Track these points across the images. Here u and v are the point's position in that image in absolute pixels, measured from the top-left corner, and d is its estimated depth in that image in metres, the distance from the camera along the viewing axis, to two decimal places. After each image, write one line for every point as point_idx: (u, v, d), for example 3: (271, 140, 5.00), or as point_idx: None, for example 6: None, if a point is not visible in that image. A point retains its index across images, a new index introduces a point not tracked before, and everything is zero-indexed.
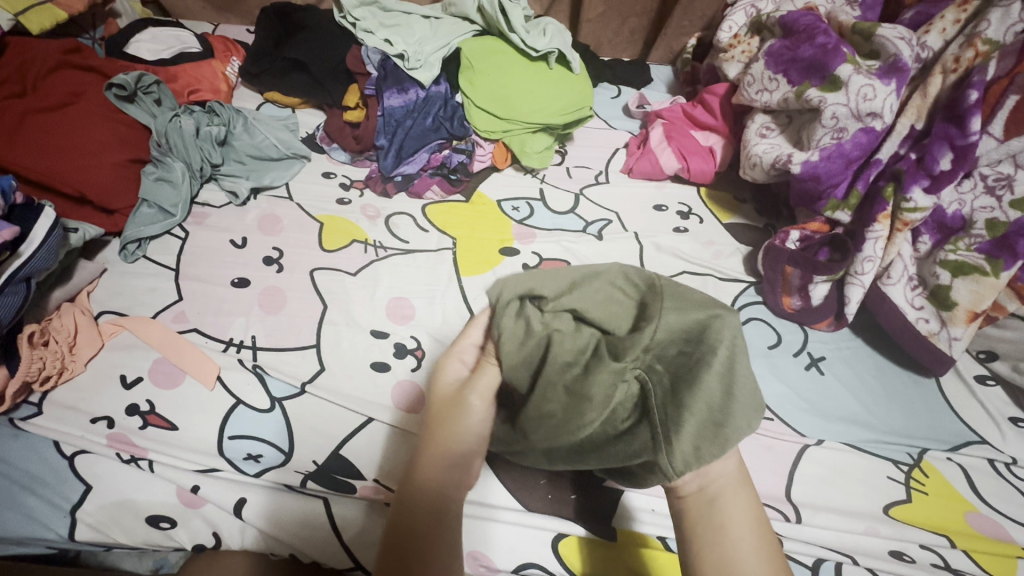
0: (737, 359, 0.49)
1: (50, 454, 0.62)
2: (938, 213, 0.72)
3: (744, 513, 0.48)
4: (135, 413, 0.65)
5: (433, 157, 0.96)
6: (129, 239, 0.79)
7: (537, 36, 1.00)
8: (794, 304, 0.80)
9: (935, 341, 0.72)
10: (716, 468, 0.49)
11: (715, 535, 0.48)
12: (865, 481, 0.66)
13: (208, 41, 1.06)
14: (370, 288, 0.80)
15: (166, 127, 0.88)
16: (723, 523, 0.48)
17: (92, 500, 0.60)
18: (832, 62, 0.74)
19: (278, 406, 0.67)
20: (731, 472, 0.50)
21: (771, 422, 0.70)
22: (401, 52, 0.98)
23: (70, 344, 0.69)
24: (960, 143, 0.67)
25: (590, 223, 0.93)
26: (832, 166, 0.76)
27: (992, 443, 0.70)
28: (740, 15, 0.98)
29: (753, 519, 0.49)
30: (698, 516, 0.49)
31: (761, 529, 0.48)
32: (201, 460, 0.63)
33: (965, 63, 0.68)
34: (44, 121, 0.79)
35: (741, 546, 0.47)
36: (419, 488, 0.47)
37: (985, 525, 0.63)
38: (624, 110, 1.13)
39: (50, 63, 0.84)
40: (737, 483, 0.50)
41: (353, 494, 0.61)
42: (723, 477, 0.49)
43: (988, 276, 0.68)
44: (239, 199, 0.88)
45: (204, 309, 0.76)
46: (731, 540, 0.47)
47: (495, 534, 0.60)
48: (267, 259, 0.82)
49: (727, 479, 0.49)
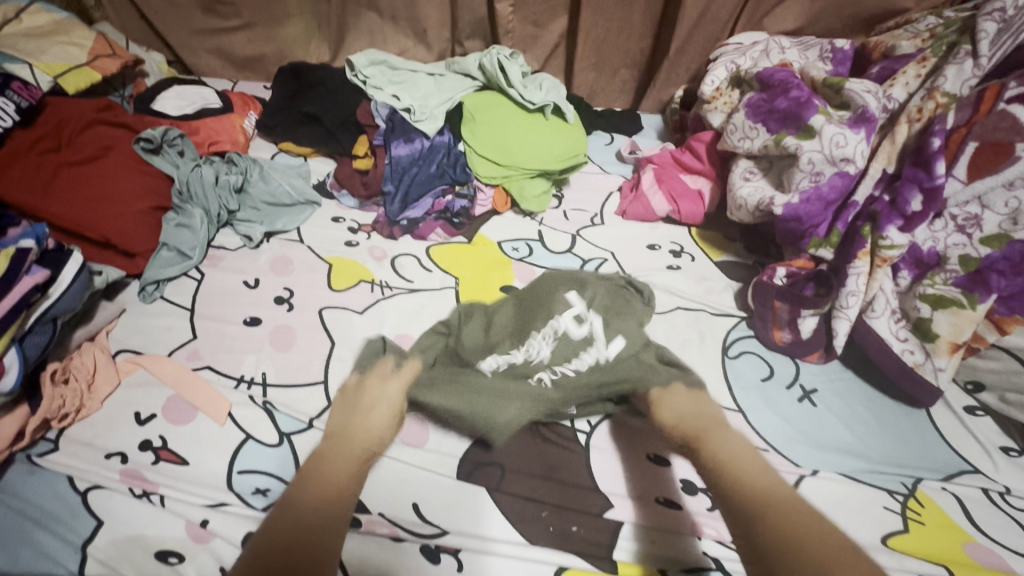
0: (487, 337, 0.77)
1: (63, 489, 0.64)
2: (914, 250, 0.76)
3: (735, 438, 0.63)
4: (148, 448, 0.68)
5: (437, 202, 1.02)
6: (148, 280, 0.84)
7: (533, 90, 1.09)
8: (784, 338, 0.83)
9: (921, 372, 0.75)
10: (678, 424, 0.66)
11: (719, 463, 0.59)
12: (863, 512, 0.67)
13: (228, 98, 1.14)
14: (376, 326, 0.84)
15: (188, 177, 0.93)
16: (718, 448, 0.61)
17: (102, 535, 0.61)
18: (806, 113, 0.81)
19: (286, 441, 0.70)
20: (683, 413, 0.66)
21: (767, 454, 0.72)
22: (408, 106, 1.05)
23: (89, 381, 0.71)
24: (928, 186, 0.72)
25: (587, 262, 0.98)
26: (811, 208, 0.80)
27: (985, 473, 0.71)
28: (722, 70, 1.05)
29: (743, 445, 0.62)
30: (712, 459, 0.60)
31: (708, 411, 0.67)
32: (212, 494, 0.64)
33: (927, 113, 0.74)
34: (76, 173, 0.85)
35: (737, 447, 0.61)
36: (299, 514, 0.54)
37: (984, 555, 0.63)
38: (617, 156, 1.20)
39: (84, 121, 0.90)
40: (696, 413, 0.67)
41: (358, 528, 0.62)
42: (686, 424, 0.65)
43: (966, 309, 0.72)
44: (253, 242, 0.94)
45: (217, 347, 0.79)
46: (746, 466, 0.58)
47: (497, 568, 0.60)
48: (278, 299, 0.87)
49: (714, 415, 0.67)
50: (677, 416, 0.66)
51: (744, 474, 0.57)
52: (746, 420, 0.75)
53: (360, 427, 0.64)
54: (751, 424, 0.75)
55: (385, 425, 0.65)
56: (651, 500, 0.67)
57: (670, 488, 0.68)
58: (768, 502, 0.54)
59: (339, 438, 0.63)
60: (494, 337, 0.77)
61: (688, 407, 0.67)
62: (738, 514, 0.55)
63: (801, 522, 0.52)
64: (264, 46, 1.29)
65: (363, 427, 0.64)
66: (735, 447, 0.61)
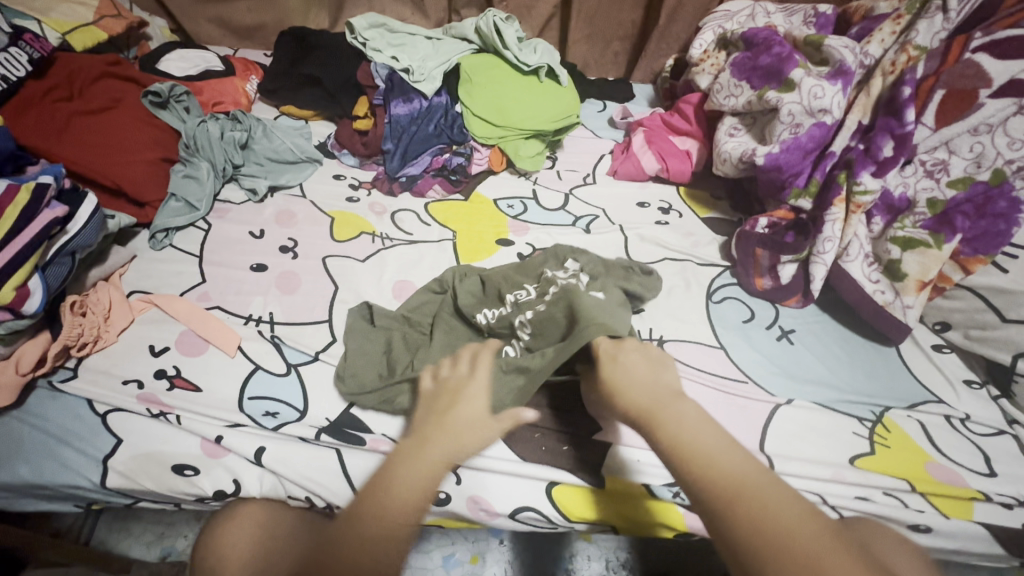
0: (474, 295, 0.79)
1: (84, 411, 0.68)
2: (887, 196, 0.81)
3: (689, 411, 0.51)
4: (163, 376, 0.72)
5: (434, 160, 1.05)
6: (159, 228, 0.88)
7: (528, 53, 1.12)
8: (765, 284, 0.88)
9: (891, 310, 0.80)
10: (627, 400, 0.55)
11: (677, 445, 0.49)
12: (833, 436, 0.72)
13: (231, 62, 1.17)
14: (376, 273, 0.88)
15: (195, 131, 0.96)
16: (670, 427, 0.50)
17: (123, 451, 0.65)
18: (786, 67, 0.85)
19: (293, 371, 0.74)
20: (634, 388, 0.55)
21: (746, 385, 0.76)
22: (406, 67, 1.08)
23: (105, 315, 0.75)
24: (899, 132, 0.77)
25: (579, 219, 1.02)
26: (791, 157, 0.85)
27: (949, 402, 0.76)
28: (709, 35, 1.10)
29: (702, 417, 0.51)
30: (666, 441, 0.49)
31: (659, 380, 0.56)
32: (224, 416, 0.68)
33: (900, 66, 0.79)
34: (88, 123, 0.88)
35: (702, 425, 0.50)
36: (349, 536, 0.46)
37: (942, 473, 0.69)
38: (610, 122, 1.24)
39: (94, 74, 0.93)
40: (655, 384, 0.56)
41: (362, 446, 0.66)
42: (634, 397, 0.54)
43: (932, 249, 0.76)
44: (258, 196, 0.97)
45: (225, 289, 0.83)
46: (708, 451, 0.47)
47: (492, 483, 0.65)
48: (283, 248, 0.90)
49: (670, 386, 0.56)
50: (631, 393, 0.55)
51: (713, 465, 0.47)
52: (727, 356, 0.80)
53: (448, 428, 0.54)
54: (732, 360, 0.79)
55: (464, 435, 0.53)
56: None
57: None
58: (732, 497, 0.45)
59: (424, 440, 0.53)
60: (489, 294, 0.79)
61: (639, 376, 0.57)
62: (697, 503, 0.46)
63: (769, 516, 0.43)
64: (264, 14, 1.32)
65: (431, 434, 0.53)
66: (692, 420, 0.50)
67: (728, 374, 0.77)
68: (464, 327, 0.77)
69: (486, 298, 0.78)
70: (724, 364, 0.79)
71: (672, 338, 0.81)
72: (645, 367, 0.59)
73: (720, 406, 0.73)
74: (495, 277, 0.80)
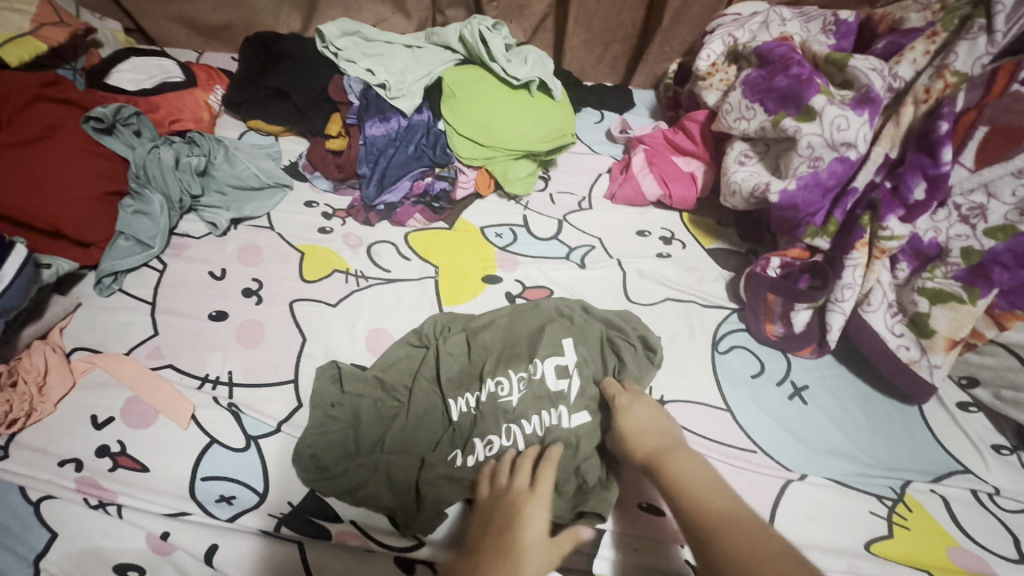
0: (456, 369, 0.71)
1: (14, 500, 0.60)
2: (915, 241, 0.73)
3: (688, 460, 0.55)
4: (105, 455, 0.64)
5: (415, 185, 0.96)
6: (105, 272, 0.78)
7: (518, 64, 1.01)
8: (777, 332, 0.80)
9: (917, 369, 0.72)
10: (637, 448, 0.59)
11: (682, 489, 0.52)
12: (849, 518, 0.65)
13: (191, 71, 1.06)
14: (349, 320, 0.80)
15: (145, 159, 0.86)
16: (674, 471, 0.54)
17: (57, 548, 0.58)
18: (806, 93, 0.75)
19: (253, 445, 0.66)
20: (641, 428, 0.61)
21: (755, 455, 0.69)
22: (383, 81, 0.98)
23: (39, 384, 0.67)
24: (932, 173, 0.68)
25: (574, 250, 0.93)
26: (809, 195, 0.76)
27: (976, 473, 0.70)
28: (717, 44, 0.98)
29: (704, 469, 0.54)
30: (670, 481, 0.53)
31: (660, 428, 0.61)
32: (172, 503, 0.61)
33: (935, 93, 0.70)
34: (19, 157, 0.78)
35: (689, 465, 0.54)
36: None
37: (967, 559, 0.62)
38: (608, 135, 1.14)
39: (25, 98, 0.83)
40: (661, 431, 0.60)
41: (329, 539, 0.59)
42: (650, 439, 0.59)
43: (966, 304, 0.69)
44: (219, 230, 0.88)
45: (180, 344, 0.75)
46: (695, 482, 0.52)
47: None
48: (246, 291, 0.82)
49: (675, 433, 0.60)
50: (637, 432, 0.60)
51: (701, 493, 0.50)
52: (734, 420, 0.72)
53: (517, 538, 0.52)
54: (740, 425, 0.72)
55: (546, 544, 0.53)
56: (632, 505, 0.64)
57: (653, 492, 0.65)
58: (714, 518, 0.47)
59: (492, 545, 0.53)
60: (473, 366, 0.71)
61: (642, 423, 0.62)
62: (692, 539, 0.48)
63: (744, 550, 0.43)
64: (231, 13, 1.20)
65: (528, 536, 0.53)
66: (691, 469, 0.54)
67: (734, 442, 0.70)
68: (435, 404, 0.69)
69: (466, 371, 0.71)
70: (731, 429, 0.72)
71: (675, 398, 0.74)
72: (654, 430, 0.60)
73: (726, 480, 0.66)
74: (482, 347, 0.72)
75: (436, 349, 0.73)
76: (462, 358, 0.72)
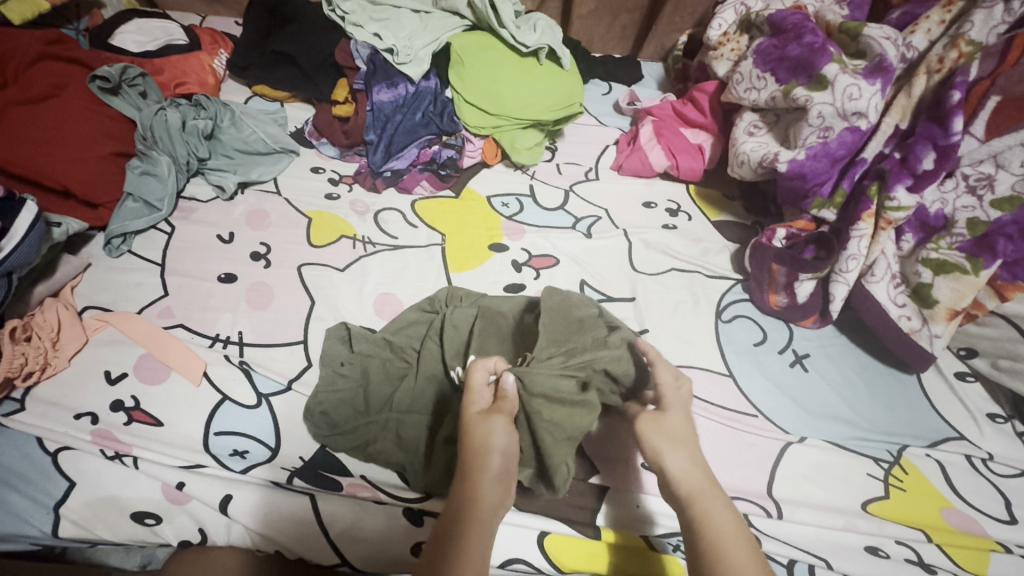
0: (454, 335, 0.71)
1: (33, 450, 0.62)
2: (921, 213, 0.73)
3: (720, 509, 0.51)
4: (120, 409, 0.65)
5: (422, 153, 0.96)
6: (114, 233, 0.79)
7: (527, 32, 1.00)
8: (780, 302, 0.81)
9: (916, 339, 0.73)
10: (675, 467, 0.55)
11: (707, 546, 0.49)
12: (845, 479, 0.67)
13: (195, 34, 1.05)
14: (357, 285, 0.80)
15: (151, 120, 0.86)
16: (705, 524, 0.51)
17: (75, 496, 0.59)
18: (819, 61, 0.74)
19: (264, 402, 0.67)
20: (684, 467, 0.55)
21: (755, 419, 0.71)
22: (390, 46, 0.97)
23: (53, 339, 0.68)
24: (942, 143, 0.68)
25: (580, 220, 0.93)
26: (817, 165, 0.76)
27: (971, 439, 0.71)
28: (730, 13, 0.98)
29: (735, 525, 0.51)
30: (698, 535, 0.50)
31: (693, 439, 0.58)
32: (186, 456, 0.62)
33: (949, 63, 0.69)
34: (25, 114, 0.78)
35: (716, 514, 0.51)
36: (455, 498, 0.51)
37: (959, 520, 0.64)
38: (615, 107, 1.14)
39: (29, 54, 0.82)
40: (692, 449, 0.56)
41: (339, 491, 0.61)
42: (688, 477, 0.54)
43: (968, 275, 0.69)
44: (227, 194, 0.88)
45: (190, 304, 0.76)
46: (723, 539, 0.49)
47: None
48: (255, 254, 0.82)
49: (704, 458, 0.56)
50: (678, 465, 0.55)
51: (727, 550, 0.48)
52: (736, 386, 0.74)
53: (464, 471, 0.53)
54: (742, 391, 0.74)
55: (501, 477, 0.53)
56: (635, 464, 0.65)
57: None
58: None
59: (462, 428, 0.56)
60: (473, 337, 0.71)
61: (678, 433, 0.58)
62: None
63: None
64: None
65: (478, 483, 0.51)
66: (722, 518, 0.51)
67: (736, 407, 0.72)
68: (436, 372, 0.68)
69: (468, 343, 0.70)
70: (733, 394, 0.73)
71: (677, 363, 0.75)
72: (685, 437, 0.57)
73: (728, 442, 0.68)
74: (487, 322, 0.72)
75: (444, 315, 0.73)
76: (472, 329, 0.71)
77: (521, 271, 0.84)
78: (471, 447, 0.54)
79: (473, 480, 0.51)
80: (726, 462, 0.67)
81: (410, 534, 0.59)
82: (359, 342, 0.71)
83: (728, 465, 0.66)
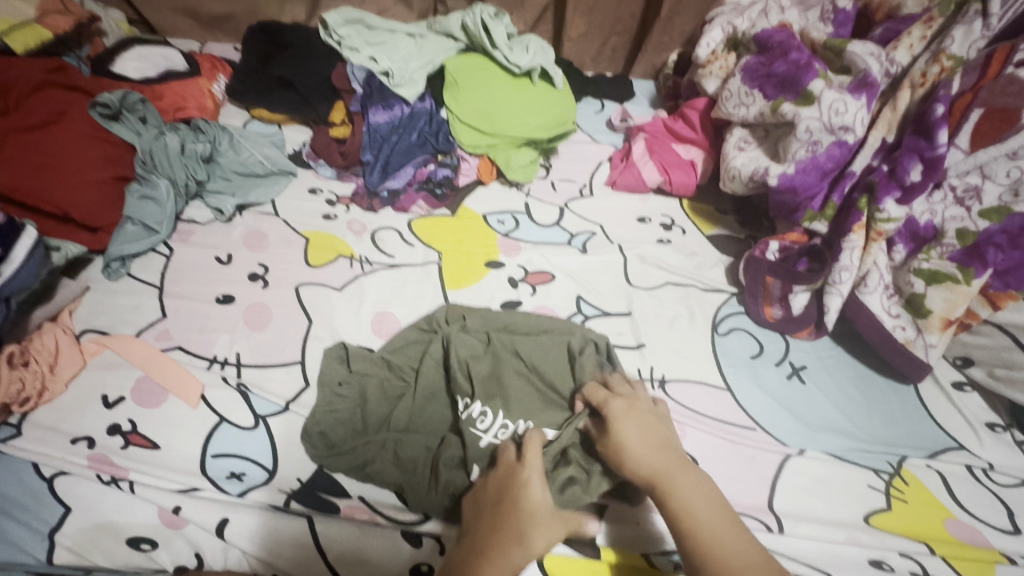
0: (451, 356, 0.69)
1: (28, 476, 0.61)
2: (911, 223, 0.74)
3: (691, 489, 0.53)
4: (117, 433, 0.65)
5: (418, 172, 0.96)
6: (112, 256, 0.80)
7: (520, 52, 1.02)
8: (775, 315, 0.81)
9: (911, 348, 0.74)
10: (635, 465, 0.54)
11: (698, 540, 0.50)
12: (846, 491, 0.66)
13: (195, 60, 1.07)
14: (355, 305, 0.81)
15: (151, 145, 0.87)
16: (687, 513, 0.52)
17: (71, 522, 0.59)
18: (805, 78, 0.76)
19: (262, 424, 0.67)
20: (646, 457, 0.55)
21: (754, 433, 0.71)
22: (386, 69, 0.99)
23: (51, 363, 0.68)
24: (929, 155, 0.69)
25: (576, 236, 0.94)
26: (807, 178, 0.78)
27: (970, 449, 0.71)
28: (717, 32, 0.98)
29: (712, 505, 0.52)
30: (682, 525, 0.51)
31: (654, 433, 0.57)
32: (183, 479, 0.62)
33: (931, 78, 0.71)
34: (27, 141, 0.79)
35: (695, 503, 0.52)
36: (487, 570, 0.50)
37: (963, 531, 0.63)
38: (608, 124, 1.15)
39: (32, 83, 0.84)
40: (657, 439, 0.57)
41: (336, 514, 0.61)
42: (651, 466, 0.54)
43: (960, 284, 0.70)
44: (225, 216, 0.89)
45: (188, 326, 0.76)
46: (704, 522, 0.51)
47: None
48: (253, 275, 0.83)
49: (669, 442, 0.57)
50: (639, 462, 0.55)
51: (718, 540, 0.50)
52: (734, 400, 0.74)
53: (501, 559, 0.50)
54: (740, 404, 0.74)
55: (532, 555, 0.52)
56: None
57: None
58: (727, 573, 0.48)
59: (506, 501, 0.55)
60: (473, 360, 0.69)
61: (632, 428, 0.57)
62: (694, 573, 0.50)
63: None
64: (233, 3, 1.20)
65: (513, 559, 0.51)
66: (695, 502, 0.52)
67: (734, 421, 0.72)
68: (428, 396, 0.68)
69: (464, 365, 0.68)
70: (732, 408, 0.73)
71: (674, 378, 0.75)
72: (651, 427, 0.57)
73: (727, 456, 0.68)
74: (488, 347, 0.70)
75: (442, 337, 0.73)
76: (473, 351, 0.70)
77: (518, 288, 0.85)
78: (524, 523, 0.53)
79: (508, 556, 0.51)
80: (726, 476, 0.66)
81: (409, 556, 0.58)
82: (356, 363, 0.72)
83: (727, 479, 0.66)
